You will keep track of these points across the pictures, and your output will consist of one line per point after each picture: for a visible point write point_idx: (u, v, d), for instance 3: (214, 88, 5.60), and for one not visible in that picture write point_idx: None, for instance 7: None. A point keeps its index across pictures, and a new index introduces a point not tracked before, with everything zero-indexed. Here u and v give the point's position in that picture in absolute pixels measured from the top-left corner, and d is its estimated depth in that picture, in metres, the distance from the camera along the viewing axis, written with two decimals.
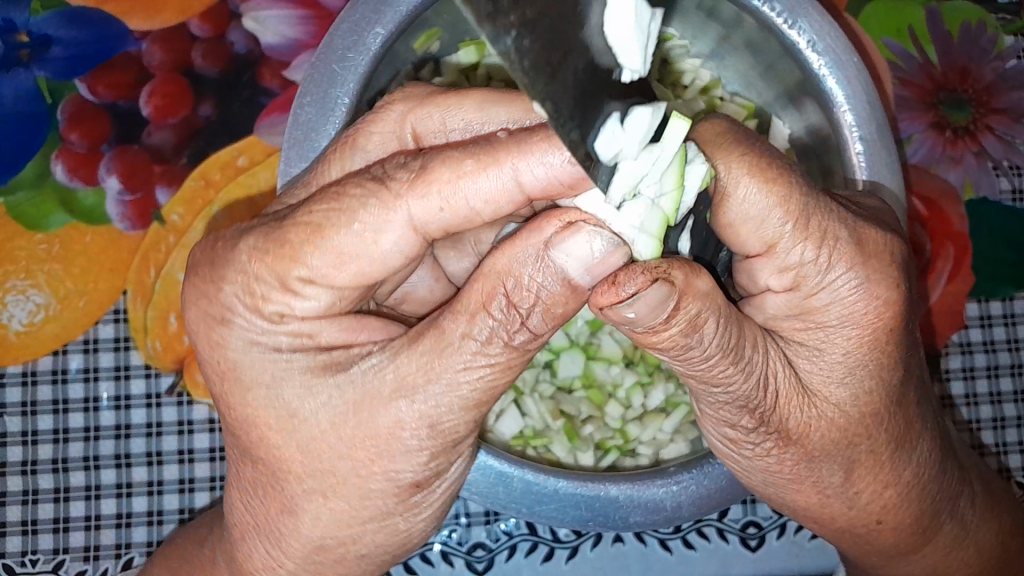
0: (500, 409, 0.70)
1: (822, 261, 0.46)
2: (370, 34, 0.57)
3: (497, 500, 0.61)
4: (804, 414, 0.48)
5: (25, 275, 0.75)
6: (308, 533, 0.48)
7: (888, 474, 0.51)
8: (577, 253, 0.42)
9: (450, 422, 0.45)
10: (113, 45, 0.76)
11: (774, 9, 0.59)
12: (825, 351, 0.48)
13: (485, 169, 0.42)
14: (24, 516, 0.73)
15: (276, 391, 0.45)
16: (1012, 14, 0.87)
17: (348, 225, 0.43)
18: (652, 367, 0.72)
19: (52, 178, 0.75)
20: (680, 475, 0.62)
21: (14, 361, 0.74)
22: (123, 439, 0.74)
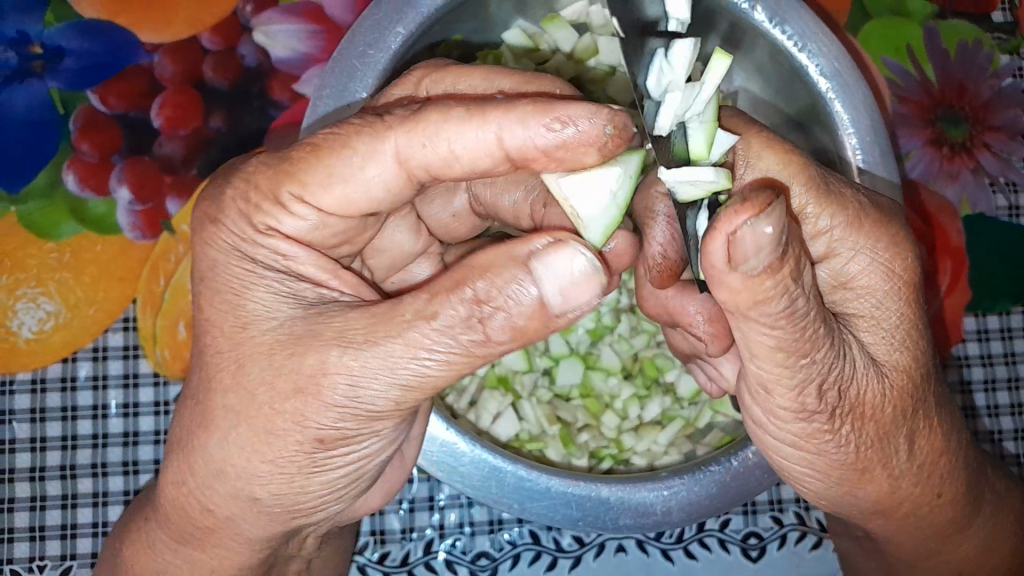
0: (497, 411, 0.71)
1: (843, 229, 0.51)
2: (392, 33, 0.60)
3: (487, 492, 0.63)
4: (877, 386, 0.49)
5: (35, 283, 0.76)
6: (213, 451, 0.47)
7: (941, 440, 0.54)
8: (558, 269, 0.43)
9: (373, 390, 0.45)
10: (124, 57, 0.78)
11: (785, 32, 0.61)
12: (878, 318, 0.50)
13: (469, 121, 0.45)
14: (32, 522, 0.74)
15: (243, 297, 0.48)
16: (1009, 33, 0.88)
17: (342, 149, 0.46)
18: (650, 381, 0.74)
19: (64, 187, 0.76)
20: (671, 481, 0.64)
21: (24, 369, 0.75)
22: (131, 446, 0.75)
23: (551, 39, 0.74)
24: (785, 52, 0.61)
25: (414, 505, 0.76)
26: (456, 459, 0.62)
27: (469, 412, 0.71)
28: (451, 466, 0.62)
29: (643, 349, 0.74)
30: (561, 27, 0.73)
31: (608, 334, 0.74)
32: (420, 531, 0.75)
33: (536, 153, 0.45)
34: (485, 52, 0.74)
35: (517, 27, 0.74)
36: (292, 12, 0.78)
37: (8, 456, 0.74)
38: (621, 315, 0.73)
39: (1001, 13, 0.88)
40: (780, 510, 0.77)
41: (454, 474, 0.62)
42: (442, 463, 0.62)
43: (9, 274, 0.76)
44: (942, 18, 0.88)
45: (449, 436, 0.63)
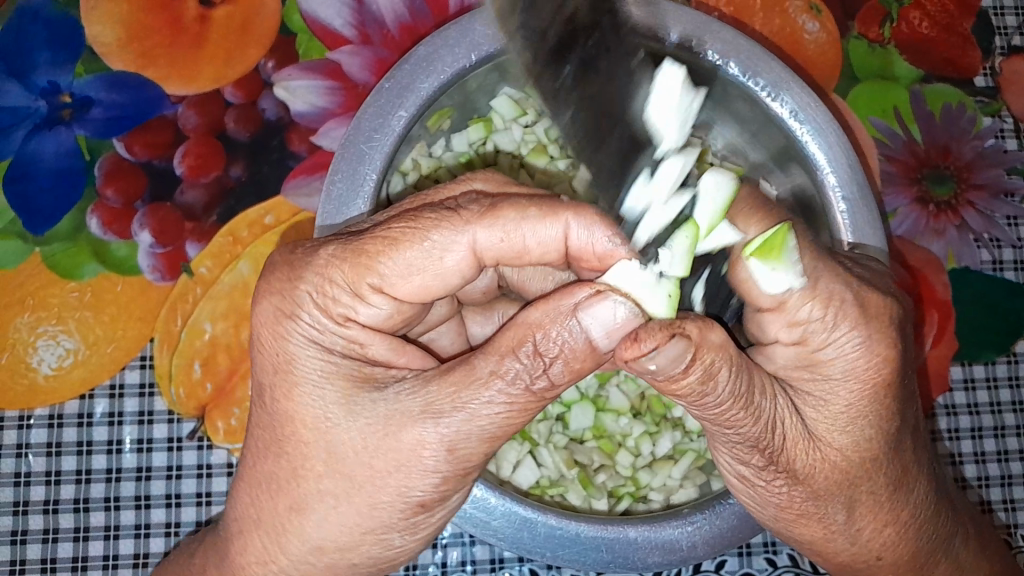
0: (516, 460, 0.73)
1: (828, 321, 0.50)
2: (394, 117, 0.64)
3: (522, 544, 0.65)
4: (810, 456, 0.52)
5: (56, 321, 0.79)
6: (310, 533, 0.51)
7: (888, 513, 0.56)
8: (601, 316, 0.46)
9: (467, 447, 0.48)
10: (151, 107, 0.82)
11: (758, 83, 0.65)
12: (832, 400, 0.51)
13: (545, 218, 0.48)
14: (43, 555, 0.76)
15: (320, 390, 0.50)
16: (989, 97, 0.93)
17: (421, 243, 0.48)
18: (659, 417, 0.77)
19: (88, 230, 0.80)
20: (693, 516, 0.66)
21: (42, 404, 0.77)
22: (144, 481, 0.77)
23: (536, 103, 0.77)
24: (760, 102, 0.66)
25: None
26: (487, 514, 0.64)
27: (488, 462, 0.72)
28: (483, 521, 0.64)
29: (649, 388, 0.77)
30: None
31: (614, 375, 0.77)
32: (423, 569, 0.77)
33: (593, 257, 0.48)
34: (475, 119, 0.77)
35: (504, 94, 0.76)
36: (313, 69, 0.83)
37: (24, 488, 0.76)
38: None
39: (983, 78, 0.94)
40: (774, 552, 0.79)
41: (486, 530, 0.64)
42: (474, 521, 0.64)
43: (32, 311, 0.79)
44: (926, 82, 0.93)
45: (477, 491, 0.64)
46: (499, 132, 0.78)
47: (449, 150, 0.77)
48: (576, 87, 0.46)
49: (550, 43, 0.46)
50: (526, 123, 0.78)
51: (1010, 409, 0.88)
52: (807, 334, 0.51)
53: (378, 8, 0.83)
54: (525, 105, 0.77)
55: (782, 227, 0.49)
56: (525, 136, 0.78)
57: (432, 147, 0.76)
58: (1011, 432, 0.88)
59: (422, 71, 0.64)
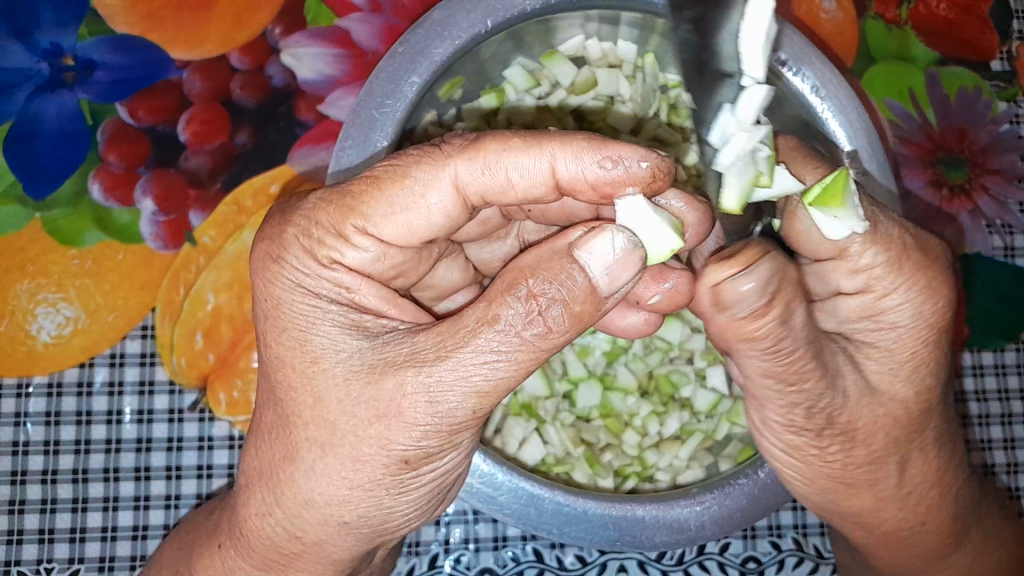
0: (523, 437, 0.72)
1: (889, 269, 0.51)
2: (407, 81, 0.62)
3: (528, 521, 0.64)
4: (873, 413, 0.53)
5: (56, 289, 0.77)
6: (300, 483, 0.49)
7: (935, 471, 0.57)
8: (600, 252, 0.46)
9: (452, 403, 0.45)
10: (156, 71, 0.80)
11: (780, 57, 0.63)
12: (896, 354, 0.53)
13: (529, 150, 0.47)
14: (41, 525, 0.75)
15: (310, 335, 0.48)
16: (1006, 81, 0.92)
17: (403, 184, 0.47)
18: (666, 397, 0.76)
19: (89, 196, 0.78)
20: (702, 496, 0.65)
21: (41, 372, 0.76)
22: (144, 453, 0.76)
23: (550, 74, 0.76)
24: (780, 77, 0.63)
25: None
26: (494, 489, 0.63)
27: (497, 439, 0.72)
28: (489, 496, 0.63)
29: (657, 367, 0.76)
30: (559, 63, 0.75)
31: (623, 354, 0.76)
32: (426, 545, 0.76)
33: (586, 185, 0.47)
34: (488, 89, 0.75)
35: (518, 63, 0.75)
36: (320, 36, 0.81)
37: (22, 458, 0.75)
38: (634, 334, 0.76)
39: (1000, 62, 0.92)
40: (779, 535, 0.79)
41: (491, 504, 0.63)
42: (480, 496, 0.63)
43: (31, 279, 0.77)
44: (943, 64, 0.91)
45: (487, 467, 0.63)
46: (511, 103, 0.75)
47: (459, 118, 0.74)
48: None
49: None
50: (540, 95, 0.76)
51: (1019, 396, 0.87)
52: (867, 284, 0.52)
53: None
54: (540, 77, 0.76)
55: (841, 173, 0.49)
56: (537, 108, 0.76)
57: (443, 115, 0.72)
58: (1018, 420, 0.87)
59: (436, 36, 0.62)
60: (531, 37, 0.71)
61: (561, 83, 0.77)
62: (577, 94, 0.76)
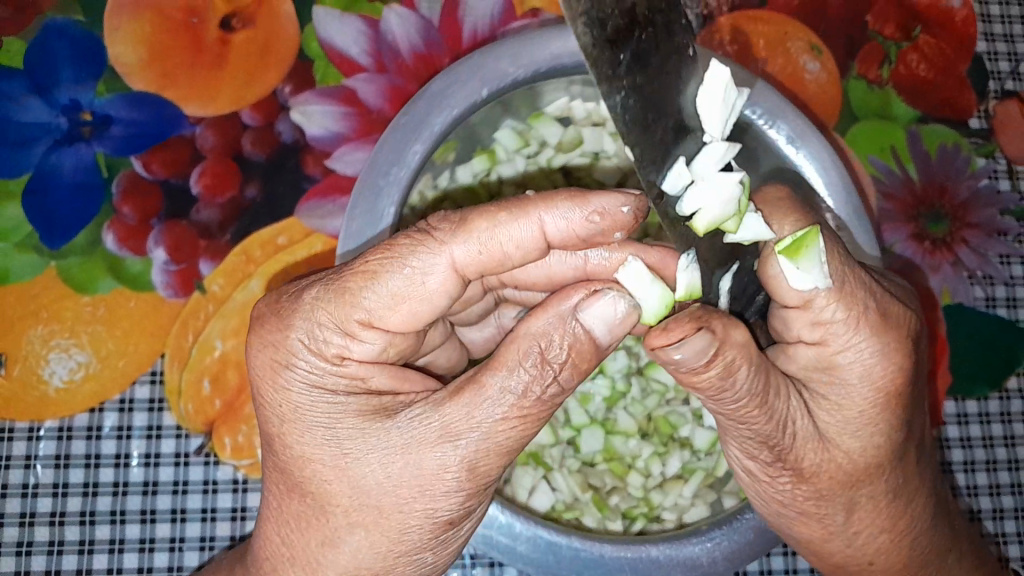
0: (532, 485, 0.75)
1: (849, 323, 0.52)
2: (411, 151, 0.65)
3: (547, 567, 0.66)
4: (817, 457, 0.55)
5: (69, 334, 0.80)
6: (343, 543, 0.52)
7: (885, 518, 0.59)
8: (602, 312, 0.49)
9: (485, 465, 0.50)
10: (170, 127, 0.84)
11: (756, 112, 0.66)
12: (851, 411, 0.53)
13: (518, 219, 0.49)
14: (48, 566, 0.76)
15: (333, 432, 0.51)
16: (983, 138, 0.96)
17: (400, 270, 0.48)
18: (666, 438, 0.78)
19: (103, 246, 0.81)
20: (711, 532, 0.67)
21: (52, 416, 0.78)
22: (150, 496, 0.78)
23: (537, 134, 0.80)
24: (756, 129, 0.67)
25: None
26: (513, 539, 0.66)
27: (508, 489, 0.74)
28: (509, 546, 0.66)
29: (655, 409, 0.79)
30: (546, 123, 0.79)
31: (623, 399, 0.79)
32: None
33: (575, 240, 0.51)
34: (479, 151, 0.78)
35: (507, 126, 0.78)
36: (328, 94, 0.85)
37: (31, 499, 0.77)
38: (633, 378, 0.79)
39: (977, 120, 0.97)
40: None
41: (513, 555, 0.66)
42: (501, 548, 0.66)
43: (45, 324, 0.80)
44: (923, 122, 0.96)
45: (505, 518, 0.66)
46: (503, 163, 0.80)
47: (452, 180, 0.78)
48: (634, 80, 0.41)
49: (608, 32, 0.39)
50: (529, 153, 0.81)
51: (1002, 443, 0.90)
52: (825, 336, 0.52)
53: (394, 38, 0.86)
54: (527, 137, 0.80)
55: (812, 228, 0.50)
56: (528, 166, 0.81)
57: (438, 178, 0.76)
58: (1003, 466, 0.89)
59: (436, 106, 0.66)
60: (518, 101, 0.74)
61: (549, 142, 0.80)
62: (564, 151, 0.81)
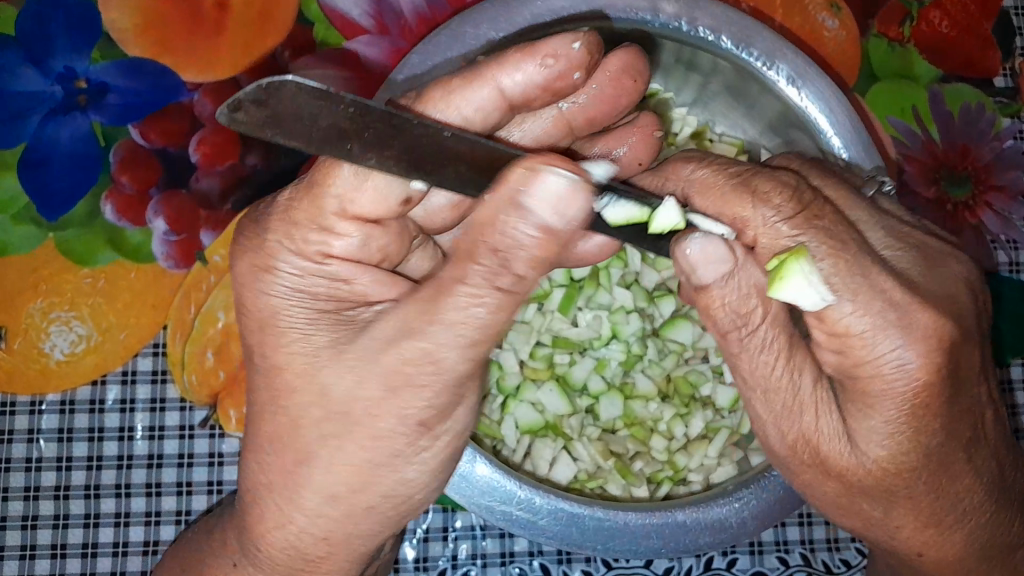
0: (552, 457, 0.74)
1: (878, 329, 0.48)
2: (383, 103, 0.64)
3: (571, 540, 0.65)
4: (845, 455, 0.52)
5: (70, 307, 0.78)
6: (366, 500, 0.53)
7: (930, 515, 0.55)
8: (805, 296, 0.48)
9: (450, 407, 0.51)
10: (167, 95, 0.81)
11: (752, 54, 0.65)
12: (892, 423, 0.50)
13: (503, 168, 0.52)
14: (53, 540, 0.75)
15: (306, 337, 0.52)
16: (1009, 98, 0.92)
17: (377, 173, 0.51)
18: (687, 398, 0.76)
19: (103, 217, 0.79)
20: (739, 493, 0.66)
21: (54, 390, 0.77)
22: (155, 468, 0.77)
23: None
24: (755, 72, 0.66)
25: (428, 535, 0.77)
26: (533, 514, 0.65)
27: (525, 462, 0.74)
28: (529, 521, 0.65)
29: (674, 369, 0.77)
30: None
31: (639, 361, 0.77)
32: (434, 561, 0.77)
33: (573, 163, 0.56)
34: None
35: None
36: (329, 59, 0.82)
37: (35, 473, 0.76)
38: (648, 340, 0.76)
39: (1003, 79, 0.93)
40: (786, 551, 0.80)
41: (534, 529, 0.65)
42: (522, 524, 0.65)
43: (45, 297, 0.78)
44: (945, 82, 0.92)
45: (524, 493, 0.65)
46: None
47: None
48: None
49: None
50: None
51: None
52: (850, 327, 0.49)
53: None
54: None
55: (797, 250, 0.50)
56: None
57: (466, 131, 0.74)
58: None
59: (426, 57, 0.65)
60: None
61: None
62: None
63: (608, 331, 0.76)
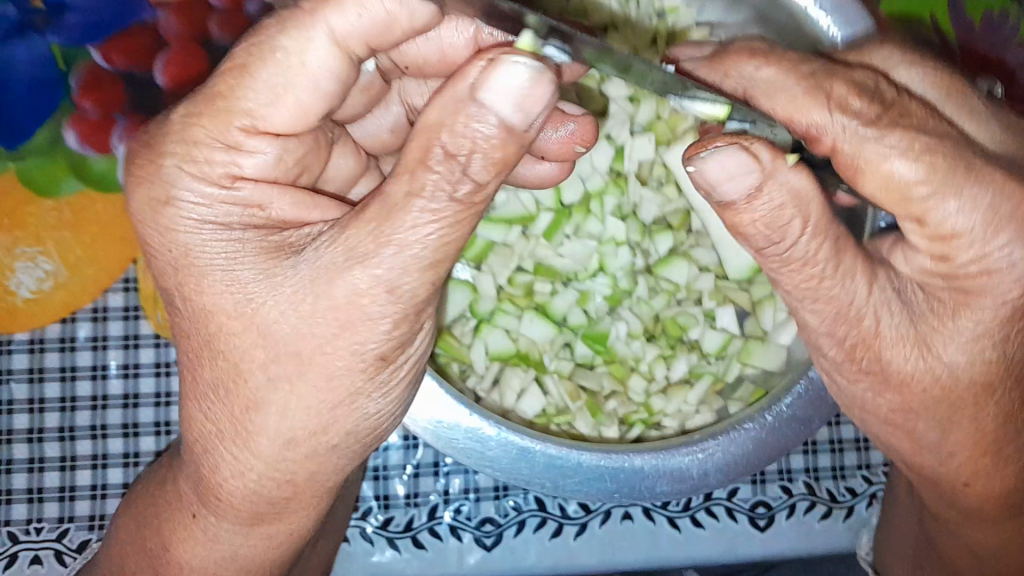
0: (521, 388, 0.69)
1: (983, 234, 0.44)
2: None
3: (519, 475, 0.62)
4: (914, 364, 0.48)
5: (36, 242, 0.74)
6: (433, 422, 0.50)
7: (989, 439, 0.51)
8: (506, 83, 0.41)
9: None
10: (129, 12, 0.74)
11: None
12: (981, 330, 0.47)
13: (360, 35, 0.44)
14: (29, 484, 0.72)
15: (232, 273, 0.46)
16: None
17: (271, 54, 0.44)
18: (675, 340, 0.71)
19: (65, 145, 0.74)
20: (706, 443, 0.63)
21: (23, 328, 0.73)
22: (131, 408, 0.73)
23: None
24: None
25: (419, 471, 0.74)
26: (482, 445, 0.62)
27: (492, 392, 0.69)
28: (478, 451, 0.62)
29: (663, 310, 0.71)
30: None
31: (626, 297, 0.71)
32: (425, 496, 0.74)
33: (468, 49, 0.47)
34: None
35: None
36: None
37: (6, 416, 0.73)
38: (639, 276, 0.71)
39: None
40: (790, 480, 0.77)
41: (482, 460, 0.62)
42: (470, 453, 0.62)
43: (8, 232, 0.74)
44: None
45: (472, 421, 0.62)
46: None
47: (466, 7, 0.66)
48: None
49: None
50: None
51: None
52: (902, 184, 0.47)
53: None
54: None
55: None
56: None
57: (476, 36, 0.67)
58: None
59: None
60: None
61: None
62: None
63: (595, 264, 0.71)
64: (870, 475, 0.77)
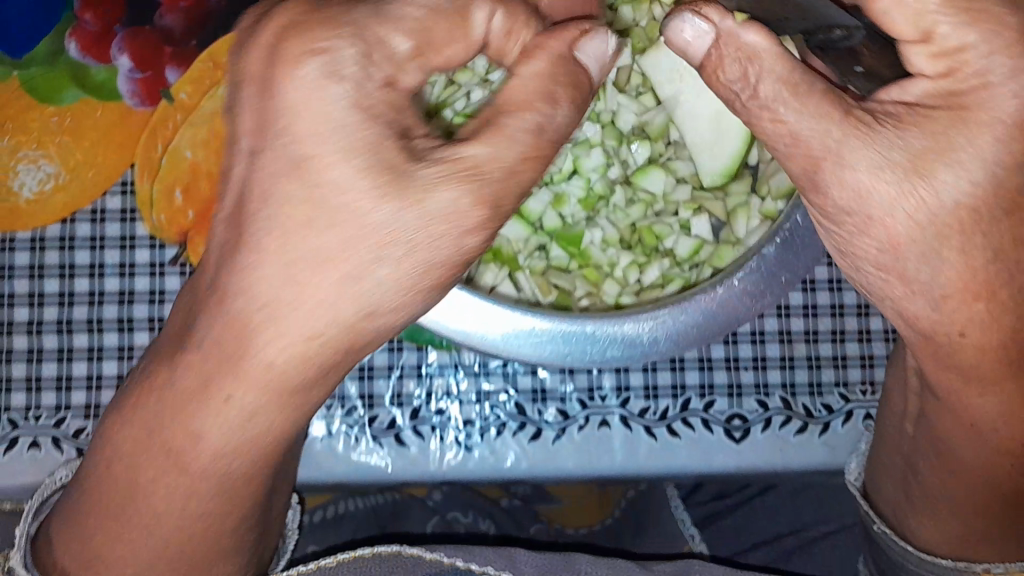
0: (493, 282, 0.70)
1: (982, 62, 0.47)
2: None
3: (471, 334, 0.65)
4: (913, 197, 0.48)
5: (37, 146, 0.77)
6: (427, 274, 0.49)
7: (983, 282, 0.50)
8: None
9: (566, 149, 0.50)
10: None
11: None
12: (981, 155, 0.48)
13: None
14: (27, 373, 0.76)
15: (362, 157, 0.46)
16: None
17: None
18: (650, 249, 0.72)
19: (66, 55, 0.77)
20: (656, 312, 0.66)
21: (25, 228, 0.77)
22: (127, 304, 0.77)
23: None
24: None
25: (403, 372, 0.76)
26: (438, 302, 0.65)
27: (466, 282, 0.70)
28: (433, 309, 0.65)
29: (640, 219, 0.72)
30: None
31: (602, 206, 0.72)
32: (408, 397, 0.76)
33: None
34: None
35: None
36: None
37: (7, 309, 0.76)
38: (615, 183, 0.72)
39: None
40: (766, 394, 0.79)
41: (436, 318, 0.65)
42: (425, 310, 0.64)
43: (12, 136, 0.77)
44: None
45: None
46: None
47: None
48: None
49: None
50: None
51: None
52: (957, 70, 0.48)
53: None
54: None
55: None
56: None
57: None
58: None
59: None
60: None
61: None
62: None
63: (570, 165, 0.71)
64: (848, 393, 0.79)
